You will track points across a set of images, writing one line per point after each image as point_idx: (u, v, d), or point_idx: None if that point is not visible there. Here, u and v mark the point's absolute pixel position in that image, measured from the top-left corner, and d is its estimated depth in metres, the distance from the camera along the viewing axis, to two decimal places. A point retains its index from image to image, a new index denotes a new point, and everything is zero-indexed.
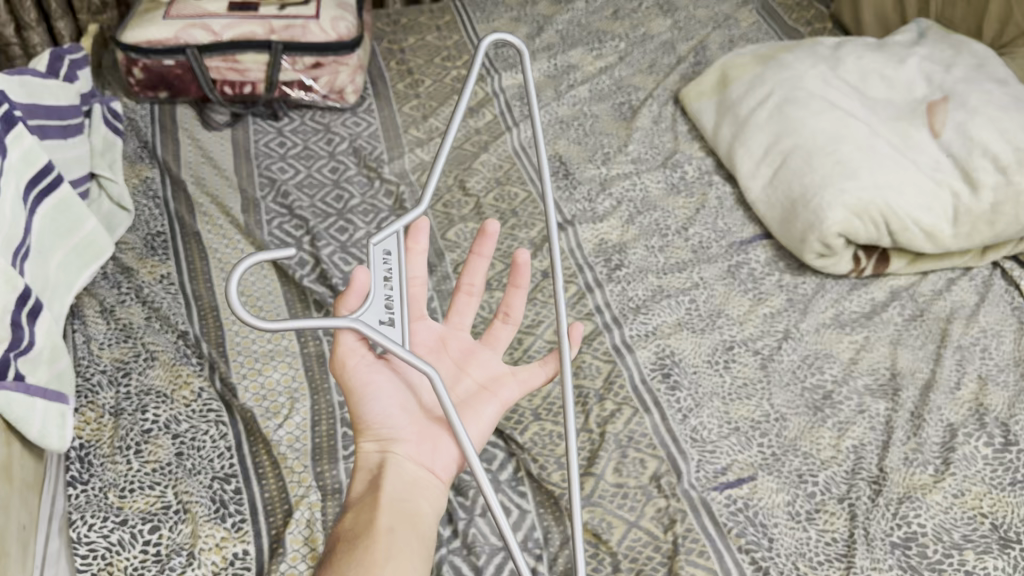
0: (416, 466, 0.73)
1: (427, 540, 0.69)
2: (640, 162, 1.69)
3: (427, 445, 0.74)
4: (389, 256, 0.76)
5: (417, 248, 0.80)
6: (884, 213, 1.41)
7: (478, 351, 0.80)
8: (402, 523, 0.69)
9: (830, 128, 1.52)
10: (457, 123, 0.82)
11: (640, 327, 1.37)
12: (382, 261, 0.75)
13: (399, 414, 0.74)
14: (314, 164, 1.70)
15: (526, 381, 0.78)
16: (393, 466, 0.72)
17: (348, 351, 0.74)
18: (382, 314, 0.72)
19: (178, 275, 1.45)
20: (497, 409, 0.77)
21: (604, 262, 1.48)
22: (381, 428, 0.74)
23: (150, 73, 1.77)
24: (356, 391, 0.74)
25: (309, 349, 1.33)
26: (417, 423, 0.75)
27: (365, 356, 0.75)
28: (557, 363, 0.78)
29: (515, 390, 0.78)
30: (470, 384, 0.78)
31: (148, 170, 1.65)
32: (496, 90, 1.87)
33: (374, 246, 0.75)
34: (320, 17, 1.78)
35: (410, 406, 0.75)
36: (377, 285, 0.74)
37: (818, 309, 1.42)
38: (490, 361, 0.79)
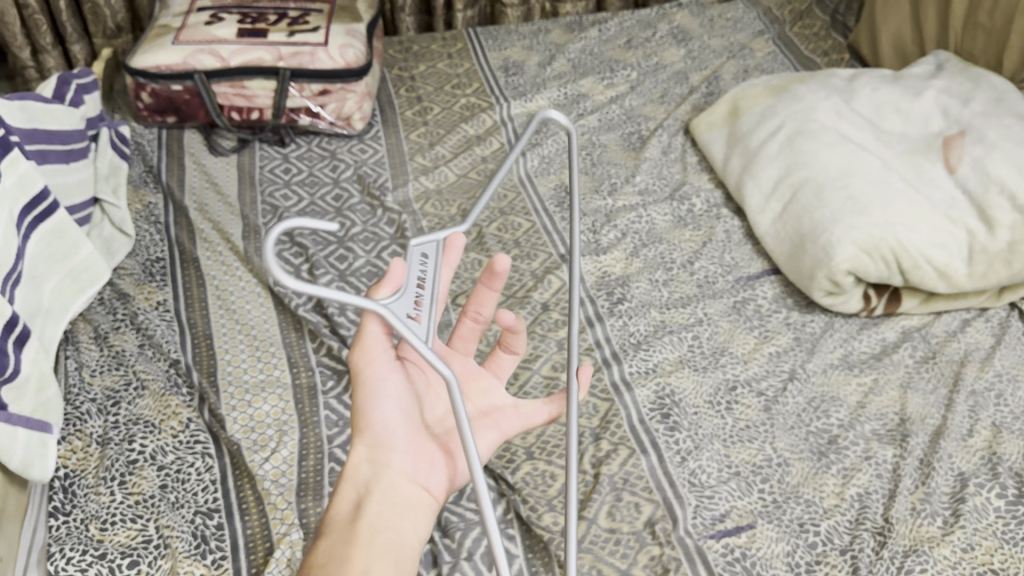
0: (409, 485, 0.75)
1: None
2: (647, 193, 1.66)
3: (424, 464, 0.77)
4: (425, 257, 0.77)
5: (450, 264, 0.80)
6: (895, 251, 1.37)
7: (482, 377, 0.82)
8: (376, 540, 0.72)
9: (842, 163, 1.49)
10: (490, 192, 0.87)
11: (641, 363, 1.34)
12: (419, 262, 0.76)
13: (400, 423, 0.76)
14: (318, 191, 1.68)
15: (528, 416, 0.81)
16: (382, 486, 0.74)
17: (373, 341, 0.76)
18: (410, 309, 0.73)
19: (174, 302, 1.44)
20: (497, 438, 0.80)
21: (607, 295, 1.45)
22: (378, 434, 0.76)
23: (158, 98, 1.76)
24: (365, 384, 0.76)
25: (301, 380, 1.31)
26: (415, 439, 0.77)
27: (385, 350, 0.77)
28: (559, 405, 0.82)
29: (516, 422, 0.81)
30: (472, 408, 0.80)
31: (151, 195, 1.64)
32: (504, 119, 1.85)
33: (411, 247, 0.77)
34: (328, 45, 1.77)
35: (412, 416, 0.77)
36: (410, 282, 0.74)
37: (826, 349, 1.37)
38: (493, 389, 0.82)
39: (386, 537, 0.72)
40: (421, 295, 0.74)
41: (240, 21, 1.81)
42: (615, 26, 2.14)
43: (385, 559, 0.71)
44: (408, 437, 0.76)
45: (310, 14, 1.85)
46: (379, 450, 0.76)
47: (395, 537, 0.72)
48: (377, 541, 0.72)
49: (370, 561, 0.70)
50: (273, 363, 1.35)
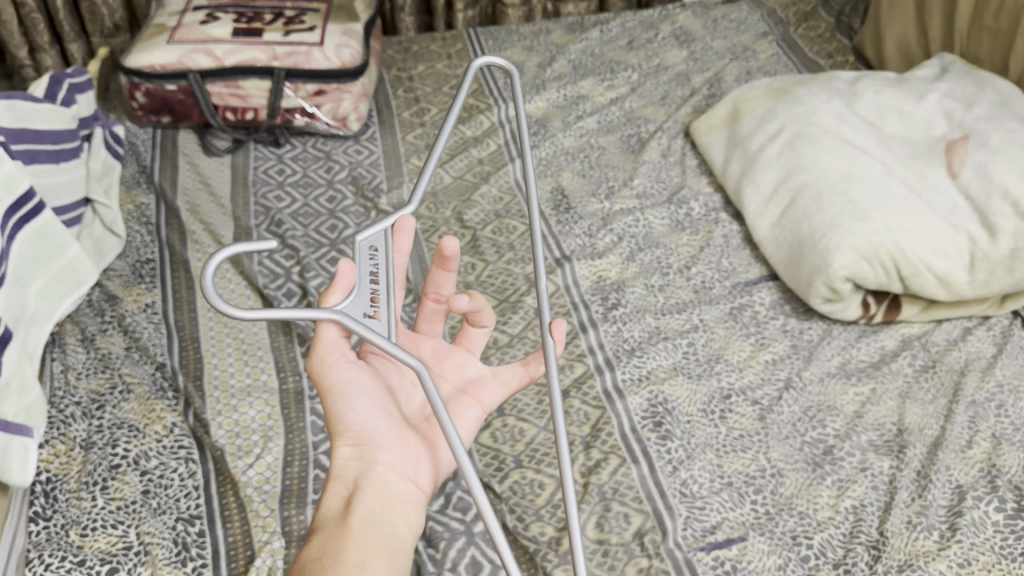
0: (395, 477, 0.77)
1: (400, 568, 0.72)
2: (645, 197, 1.64)
3: (407, 454, 0.79)
4: (373, 251, 0.83)
5: (401, 248, 0.85)
6: (894, 257, 1.34)
7: (453, 355, 0.87)
8: (373, 537, 0.72)
9: (842, 168, 1.46)
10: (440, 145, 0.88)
11: (634, 370, 1.31)
12: (369, 256, 0.82)
13: (380, 417, 0.78)
14: (311, 192, 1.67)
15: (505, 382, 0.85)
16: (371, 480, 0.76)
17: (331, 345, 0.78)
18: (365, 307, 0.77)
19: (163, 304, 1.42)
20: (479, 414, 0.83)
21: (601, 300, 1.43)
22: (359, 433, 0.78)
23: (152, 98, 1.74)
24: (334, 390, 0.78)
25: (288, 385, 1.30)
26: (397, 433, 0.79)
27: (345, 354, 0.79)
28: (536, 365, 0.85)
29: (496, 392, 0.85)
30: (449, 388, 0.85)
31: (143, 196, 1.63)
32: (502, 120, 1.82)
33: (359, 241, 0.83)
34: (324, 44, 1.75)
35: (390, 411, 0.79)
36: (362, 279, 0.80)
37: (823, 357, 1.34)
38: (466, 364, 0.86)
39: (380, 529, 0.73)
40: (375, 291, 0.79)
41: (236, 21, 1.79)
42: (618, 27, 2.12)
43: (381, 551, 0.72)
44: (391, 430, 0.79)
45: (307, 14, 1.83)
46: (363, 447, 0.78)
47: (388, 529, 0.73)
48: (371, 533, 0.73)
49: (367, 552, 0.71)
50: (260, 367, 1.33)
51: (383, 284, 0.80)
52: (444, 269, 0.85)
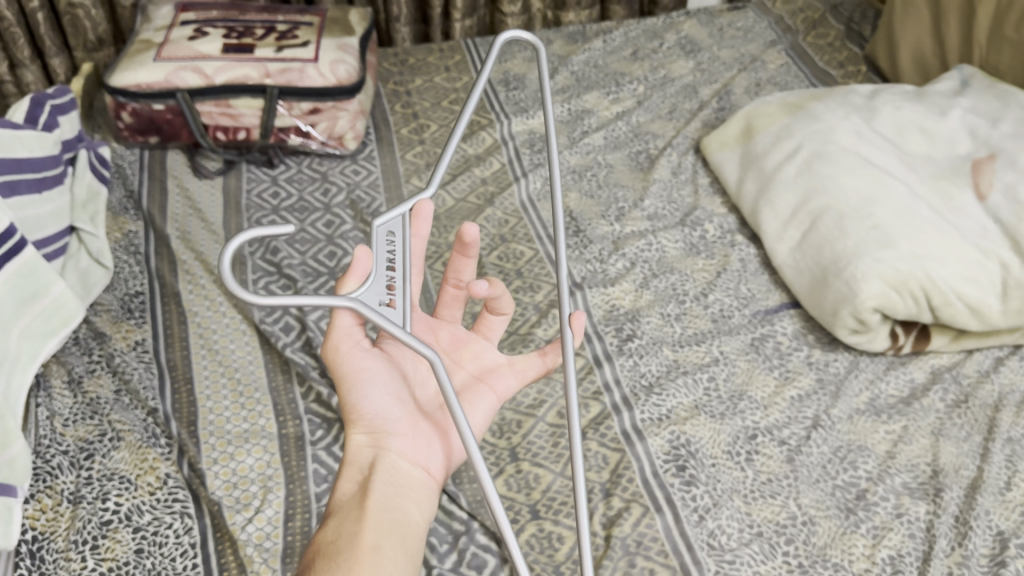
0: (407, 464, 0.81)
1: (413, 551, 0.75)
2: (656, 218, 1.57)
3: (419, 443, 0.83)
4: (391, 236, 0.85)
5: (420, 234, 0.88)
6: (924, 286, 1.27)
7: (471, 343, 0.91)
8: (384, 524, 0.75)
9: (865, 189, 1.40)
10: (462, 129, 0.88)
11: (653, 409, 1.25)
12: (386, 241, 0.84)
13: (392, 405, 0.82)
14: (308, 217, 1.59)
15: (522, 372, 0.89)
16: (384, 466, 0.79)
17: (345, 334, 0.83)
18: (381, 295, 0.79)
19: (154, 342, 1.35)
20: (493, 401, 0.87)
21: (616, 331, 1.37)
22: (373, 420, 0.82)
23: (139, 118, 1.66)
24: (348, 378, 0.82)
25: (288, 430, 1.23)
26: (409, 421, 0.83)
27: (359, 343, 0.83)
28: (552, 357, 0.88)
29: (511, 380, 0.89)
30: (465, 375, 0.89)
31: (131, 223, 1.55)
32: (505, 137, 1.76)
33: (376, 227, 0.84)
34: (319, 60, 1.68)
35: (403, 400, 0.83)
36: (378, 267, 0.81)
37: (851, 392, 1.28)
38: (483, 353, 0.90)
39: (392, 514, 0.77)
40: (391, 278, 0.81)
41: (226, 35, 1.71)
42: (621, 36, 2.05)
43: (393, 534, 0.75)
44: (402, 418, 0.83)
45: (300, 28, 1.76)
46: (377, 434, 0.82)
47: (401, 514, 0.77)
48: (385, 517, 0.76)
49: (380, 535, 0.74)
50: (258, 410, 1.26)
51: (399, 270, 0.82)
52: (465, 255, 0.89)
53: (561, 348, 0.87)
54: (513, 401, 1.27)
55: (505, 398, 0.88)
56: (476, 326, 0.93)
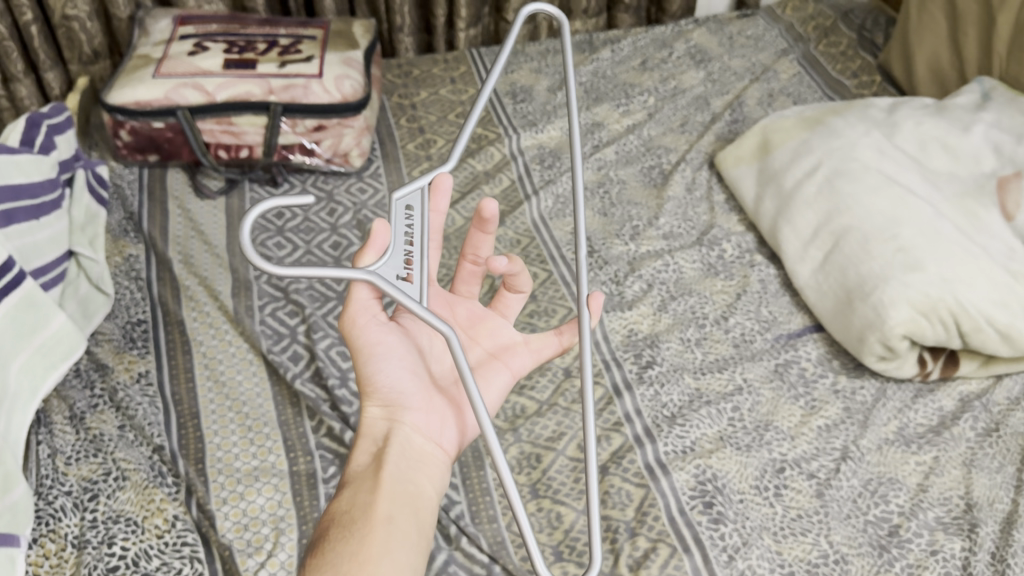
0: (421, 438, 0.82)
1: (425, 524, 0.77)
2: (672, 237, 1.53)
3: (433, 417, 0.84)
4: (411, 210, 0.85)
5: (438, 208, 0.89)
6: (953, 312, 1.24)
7: (488, 319, 0.91)
8: (397, 498, 0.77)
9: (889, 209, 1.36)
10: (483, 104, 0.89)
11: (676, 442, 1.21)
12: (405, 214, 0.84)
13: (407, 379, 0.83)
14: (314, 238, 1.55)
15: (537, 351, 0.90)
16: (398, 439, 0.81)
17: (363, 306, 0.83)
18: (399, 269, 0.80)
19: (158, 374, 1.30)
20: (508, 379, 0.88)
21: (635, 358, 1.33)
22: (388, 394, 0.83)
23: (138, 136, 1.61)
24: (365, 351, 0.83)
25: (300, 467, 1.19)
26: (424, 396, 0.84)
27: (375, 316, 0.83)
28: (569, 335, 0.90)
29: (526, 358, 0.90)
30: (481, 353, 0.89)
31: (131, 246, 1.51)
32: (515, 152, 1.71)
33: (396, 200, 0.84)
34: (323, 76, 1.63)
35: (417, 374, 0.84)
36: (396, 241, 0.81)
37: (879, 422, 1.24)
38: (499, 329, 0.91)
39: (405, 487, 0.78)
40: (409, 252, 0.81)
41: (227, 50, 1.66)
42: (629, 45, 2.00)
43: (405, 507, 0.77)
44: (417, 393, 0.84)
45: (303, 42, 1.71)
46: (391, 407, 0.83)
47: (413, 488, 0.78)
48: (397, 490, 0.77)
49: (393, 508, 0.76)
50: (268, 445, 1.22)
51: (418, 244, 0.82)
52: (483, 231, 0.91)
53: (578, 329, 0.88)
54: (531, 434, 1.22)
55: (520, 375, 0.89)
56: (493, 304, 0.95)
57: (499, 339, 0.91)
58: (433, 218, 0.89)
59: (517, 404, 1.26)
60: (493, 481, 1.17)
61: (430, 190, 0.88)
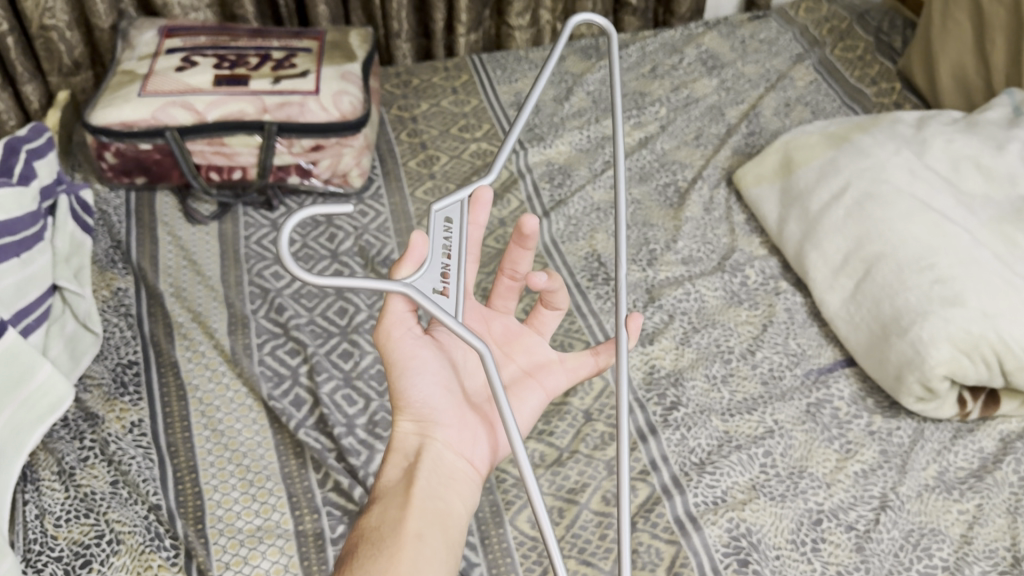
0: (451, 455, 0.83)
1: (454, 542, 0.77)
2: (692, 262, 1.45)
3: (465, 435, 0.84)
4: (449, 222, 0.83)
5: (478, 221, 0.89)
6: (996, 350, 1.17)
7: (523, 336, 0.92)
8: (428, 515, 0.77)
9: (924, 237, 1.29)
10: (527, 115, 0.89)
11: (706, 491, 1.14)
12: (444, 227, 0.82)
13: (439, 395, 0.84)
14: (313, 266, 1.46)
15: (572, 371, 0.91)
16: (430, 454, 0.81)
17: (398, 321, 0.84)
18: (436, 282, 0.79)
19: (152, 423, 1.22)
20: (542, 398, 0.89)
21: (658, 398, 1.25)
22: (420, 409, 0.84)
23: (124, 158, 1.52)
24: (398, 365, 0.83)
25: (305, 526, 1.11)
26: (455, 411, 0.84)
27: (411, 331, 0.84)
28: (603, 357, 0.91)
29: (560, 379, 0.90)
30: (515, 370, 0.90)
31: (120, 279, 1.42)
32: (522, 169, 1.63)
33: (434, 211, 0.82)
34: (320, 93, 1.54)
35: (449, 390, 0.85)
36: (435, 252, 0.80)
37: (918, 467, 1.18)
38: (534, 349, 0.92)
39: (435, 503, 0.78)
40: (446, 266, 0.81)
41: (217, 66, 1.57)
42: (637, 51, 1.92)
43: (436, 523, 0.77)
44: (449, 409, 0.84)
45: (297, 55, 1.62)
46: (423, 423, 0.84)
47: (443, 504, 0.78)
48: (427, 506, 0.78)
49: (422, 523, 0.76)
50: (271, 502, 1.14)
51: (455, 258, 0.81)
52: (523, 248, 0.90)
53: (615, 351, 0.89)
54: (552, 485, 1.15)
55: (553, 395, 0.90)
56: (529, 319, 0.95)
57: (534, 357, 0.92)
58: (472, 231, 0.88)
59: (536, 452, 1.19)
60: (514, 540, 1.09)
61: (470, 203, 0.87)
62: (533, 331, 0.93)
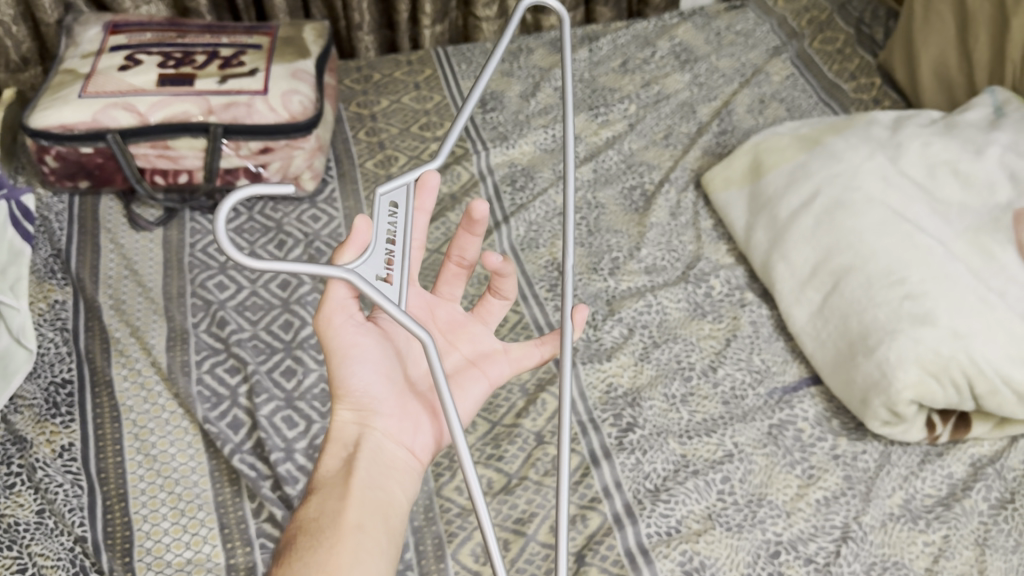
0: (392, 444, 0.79)
1: (396, 533, 0.75)
2: (655, 271, 1.39)
3: (407, 424, 0.80)
4: (394, 207, 0.79)
5: (424, 207, 0.83)
6: (967, 373, 1.11)
7: (468, 326, 0.87)
8: (368, 508, 0.74)
9: (896, 249, 1.23)
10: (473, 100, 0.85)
11: (660, 521, 1.09)
12: (388, 211, 0.78)
13: (379, 383, 0.79)
14: (260, 275, 1.39)
15: (518, 360, 0.86)
16: (369, 445, 0.77)
17: (339, 305, 0.78)
18: (378, 270, 0.74)
19: (83, 447, 1.16)
20: (485, 388, 0.84)
21: (614, 419, 1.19)
22: (360, 398, 0.79)
23: (65, 162, 1.45)
24: (337, 353, 0.78)
25: (237, 560, 1.06)
26: (397, 400, 0.80)
27: (352, 317, 0.78)
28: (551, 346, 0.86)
29: (505, 367, 0.85)
30: (459, 358, 0.85)
31: (58, 290, 1.35)
32: (483, 171, 1.57)
33: (379, 195, 0.78)
34: (269, 93, 1.47)
35: (390, 378, 0.80)
36: (379, 239, 0.76)
37: (883, 494, 1.12)
38: (480, 336, 0.87)
39: (376, 493, 0.76)
40: (391, 252, 0.76)
41: (162, 64, 1.50)
42: (608, 44, 1.84)
43: (376, 515, 0.74)
44: (390, 397, 0.80)
45: (246, 52, 1.55)
46: (363, 412, 0.79)
47: (384, 496, 0.75)
48: (367, 498, 0.75)
49: (363, 515, 0.73)
50: (202, 533, 1.09)
51: (400, 245, 0.77)
52: (471, 232, 0.85)
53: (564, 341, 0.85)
54: (499, 515, 1.10)
55: (498, 384, 0.85)
56: (475, 308, 0.89)
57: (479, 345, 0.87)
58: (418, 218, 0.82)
59: (483, 478, 1.13)
60: None
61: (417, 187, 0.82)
62: (479, 320, 0.88)
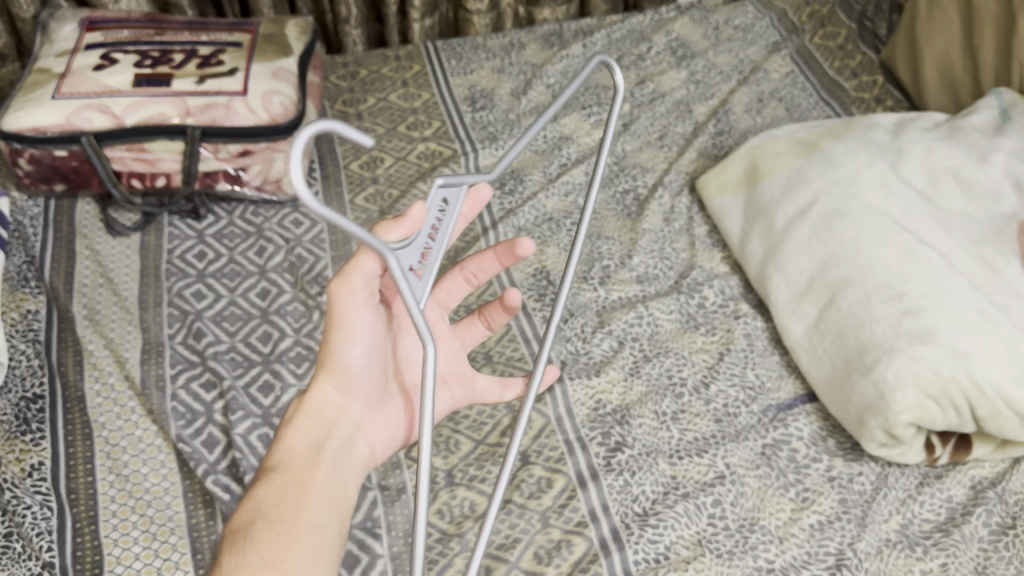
0: (360, 439, 0.80)
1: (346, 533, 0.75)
2: (647, 281, 1.35)
3: (376, 417, 0.81)
4: (445, 204, 0.73)
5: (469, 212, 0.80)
6: (968, 395, 1.07)
7: (450, 342, 0.86)
8: (330, 504, 0.74)
9: (895, 262, 1.18)
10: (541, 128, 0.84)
11: (649, 547, 1.05)
12: (439, 207, 0.73)
13: (368, 370, 0.77)
14: (239, 284, 1.36)
15: (480, 393, 0.89)
16: (341, 436, 0.78)
17: (362, 280, 0.70)
18: (412, 262, 0.69)
19: (53, 466, 1.12)
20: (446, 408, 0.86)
21: (602, 438, 1.15)
22: (347, 377, 0.77)
23: (39, 165, 1.41)
24: (344, 326, 0.73)
25: None
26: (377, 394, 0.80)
27: (365, 294, 0.71)
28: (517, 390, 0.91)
29: (466, 394, 0.88)
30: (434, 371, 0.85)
31: (30, 299, 1.30)
32: (472, 174, 1.52)
33: (439, 187, 0.72)
34: (248, 94, 1.42)
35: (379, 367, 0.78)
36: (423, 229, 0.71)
37: (879, 519, 1.09)
38: (458, 356, 0.87)
39: (337, 489, 0.76)
40: (429, 247, 0.71)
41: (139, 64, 1.45)
42: (603, 39, 1.79)
43: (333, 513, 0.74)
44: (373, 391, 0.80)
45: (226, 51, 1.50)
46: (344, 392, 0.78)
47: (344, 493, 0.76)
48: (330, 494, 0.75)
49: (322, 513, 0.73)
50: (174, 558, 1.05)
51: (439, 244, 0.72)
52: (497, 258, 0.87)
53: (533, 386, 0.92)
54: None
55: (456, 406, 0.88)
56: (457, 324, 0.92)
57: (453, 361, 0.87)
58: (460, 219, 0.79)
59: (465, 501, 1.09)
60: None
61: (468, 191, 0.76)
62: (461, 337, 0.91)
